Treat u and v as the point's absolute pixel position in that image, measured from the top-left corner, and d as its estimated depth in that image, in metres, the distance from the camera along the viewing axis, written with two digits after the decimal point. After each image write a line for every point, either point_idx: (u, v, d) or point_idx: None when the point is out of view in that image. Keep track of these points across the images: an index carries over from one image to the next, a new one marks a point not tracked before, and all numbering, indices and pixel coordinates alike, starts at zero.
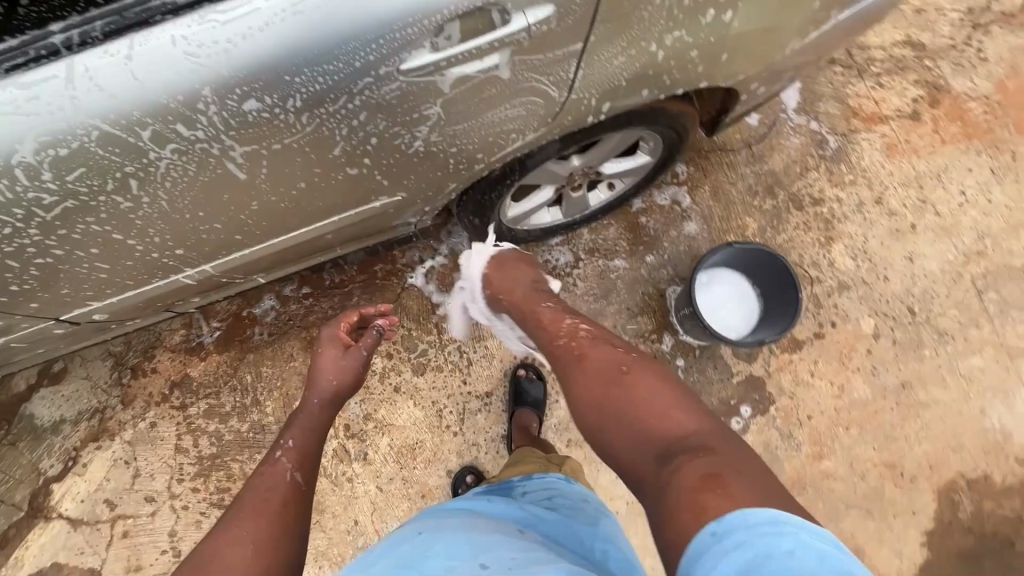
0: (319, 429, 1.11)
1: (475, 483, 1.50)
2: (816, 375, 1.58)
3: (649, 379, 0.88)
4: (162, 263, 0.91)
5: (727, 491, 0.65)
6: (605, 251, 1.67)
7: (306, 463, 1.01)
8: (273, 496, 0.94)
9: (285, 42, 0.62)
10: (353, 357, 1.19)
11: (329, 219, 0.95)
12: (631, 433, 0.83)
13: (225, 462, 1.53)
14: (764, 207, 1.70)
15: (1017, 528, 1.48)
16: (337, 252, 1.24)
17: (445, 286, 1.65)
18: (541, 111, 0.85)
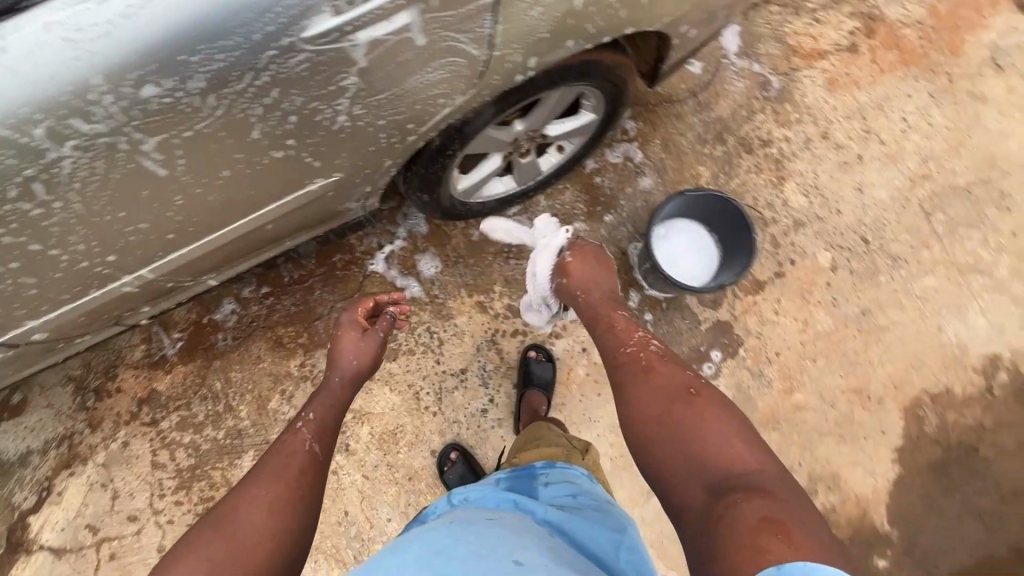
0: (338, 405, 1.23)
1: (459, 458, 1.49)
2: (780, 313, 1.62)
3: (718, 409, 0.98)
4: (95, 272, 0.87)
5: (789, 539, 0.75)
6: (563, 216, 1.66)
7: (325, 435, 1.14)
8: (293, 461, 1.07)
9: (172, 18, 0.60)
10: (371, 340, 1.32)
11: (265, 205, 0.91)
12: (694, 452, 0.94)
13: (205, 472, 1.51)
14: (715, 154, 1.71)
15: (979, 434, 1.55)
16: (288, 242, 1.22)
17: (408, 269, 1.63)
18: (466, 73, 0.83)
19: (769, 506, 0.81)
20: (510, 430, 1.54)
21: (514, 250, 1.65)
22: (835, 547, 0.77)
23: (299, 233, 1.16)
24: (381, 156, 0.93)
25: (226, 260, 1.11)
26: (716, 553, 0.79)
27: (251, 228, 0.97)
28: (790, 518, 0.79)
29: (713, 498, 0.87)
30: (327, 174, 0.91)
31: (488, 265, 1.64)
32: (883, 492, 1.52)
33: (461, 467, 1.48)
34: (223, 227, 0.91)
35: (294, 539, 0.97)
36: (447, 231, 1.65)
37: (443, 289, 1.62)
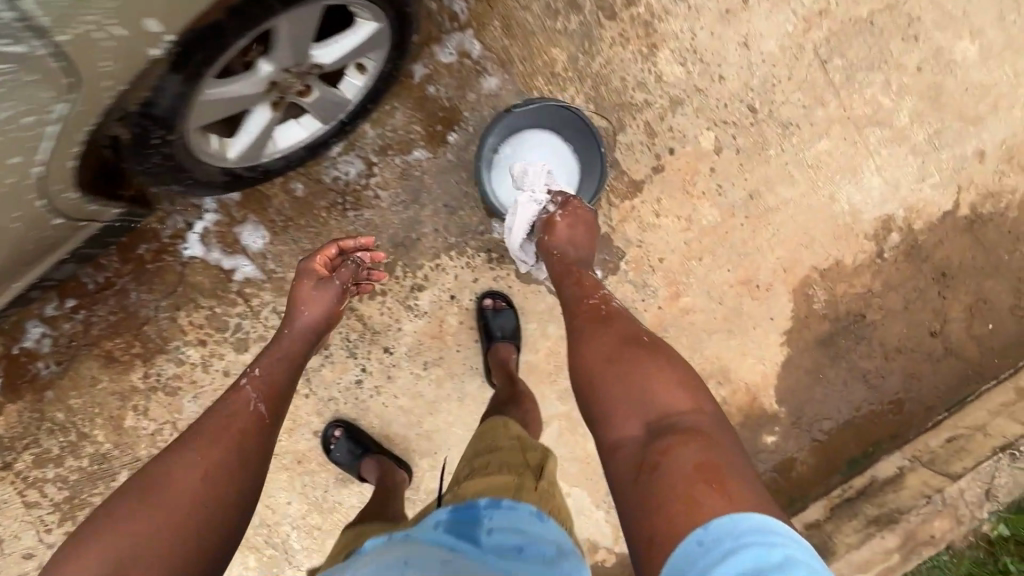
0: (291, 360, 1.13)
1: (343, 435, 1.41)
2: (661, 214, 1.44)
3: (666, 356, 0.97)
4: None
5: (721, 489, 0.77)
6: (399, 145, 1.38)
7: (273, 394, 1.05)
8: (232, 423, 0.97)
9: None
10: (329, 290, 1.20)
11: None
12: (639, 392, 0.92)
13: (84, 500, 1.43)
14: (570, 29, 1.37)
15: (868, 300, 1.51)
16: (16, 289, 1.03)
17: (231, 247, 1.38)
18: (37, 78, 0.75)
19: (703, 452, 0.82)
20: (390, 395, 1.45)
21: (350, 198, 1.39)
22: (760, 493, 0.80)
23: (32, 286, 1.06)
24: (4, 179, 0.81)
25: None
26: (654, 501, 0.80)
27: None
28: (723, 466, 0.81)
29: (652, 441, 0.86)
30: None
31: (325, 223, 1.39)
32: (772, 375, 1.52)
33: (346, 442, 1.40)
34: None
35: (231, 502, 0.91)
36: (265, 191, 1.37)
37: (278, 262, 1.39)
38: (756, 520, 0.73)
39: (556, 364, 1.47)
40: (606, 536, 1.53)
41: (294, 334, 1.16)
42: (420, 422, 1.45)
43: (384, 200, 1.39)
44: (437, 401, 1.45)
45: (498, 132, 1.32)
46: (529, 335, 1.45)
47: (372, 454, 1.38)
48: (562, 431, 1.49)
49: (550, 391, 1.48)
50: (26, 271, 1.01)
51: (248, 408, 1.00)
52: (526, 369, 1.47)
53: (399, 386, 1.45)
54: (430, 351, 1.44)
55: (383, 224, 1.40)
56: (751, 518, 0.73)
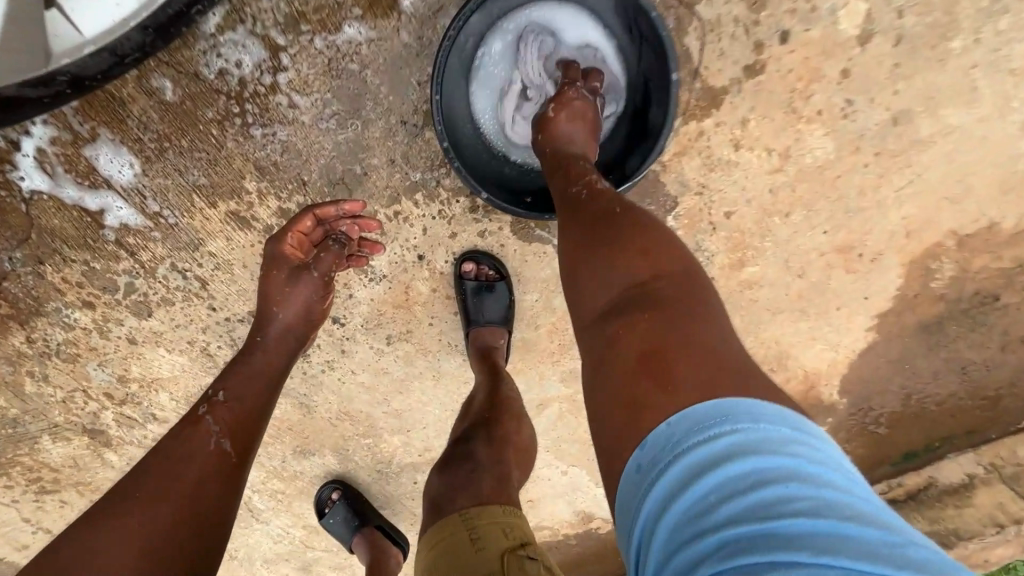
0: (264, 378, 0.87)
1: (341, 498, 1.26)
2: (743, 146, 0.92)
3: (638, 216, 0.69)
4: None
5: (667, 382, 0.54)
6: (317, 14, 0.82)
7: (240, 421, 0.81)
8: (188, 467, 0.74)
9: None
10: (305, 285, 0.91)
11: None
12: (601, 277, 0.65)
13: (12, 459, 1.25)
14: None
15: (1012, 277, 1.06)
16: None
17: (87, 179, 0.92)
18: None
19: (649, 333, 0.58)
20: (346, 371, 1.14)
21: (251, 108, 0.87)
22: (735, 375, 0.55)
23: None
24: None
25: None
26: (592, 396, 0.62)
27: None
28: (679, 347, 0.56)
29: (601, 331, 0.63)
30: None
31: (220, 145, 0.90)
32: (843, 363, 1.16)
33: (342, 510, 1.25)
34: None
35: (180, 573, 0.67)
36: (115, 90, 0.86)
37: (162, 201, 0.95)
38: (703, 409, 0.51)
39: (561, 343, 1.12)
40: (603, 510, 1.36)
41: (269, 338, 0.90)
42: (387, 401, 1.18)
43: (304, 109, 0.88)
44: (408, 378, 1.15)
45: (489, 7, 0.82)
46: (525, 307, 1.08)
47: (367, 530, 1.25)
48: (562, 415, 1.21)
49: (551, 371, 1.15)
50: None
51: (208, 448, 0.77)
52: (521, 346, 1.12)
53: (357, 361, 1.13)
54: (394, 323, 1.08)
55: (308, 150, 0.91)
56: (698, 411, 0.51)
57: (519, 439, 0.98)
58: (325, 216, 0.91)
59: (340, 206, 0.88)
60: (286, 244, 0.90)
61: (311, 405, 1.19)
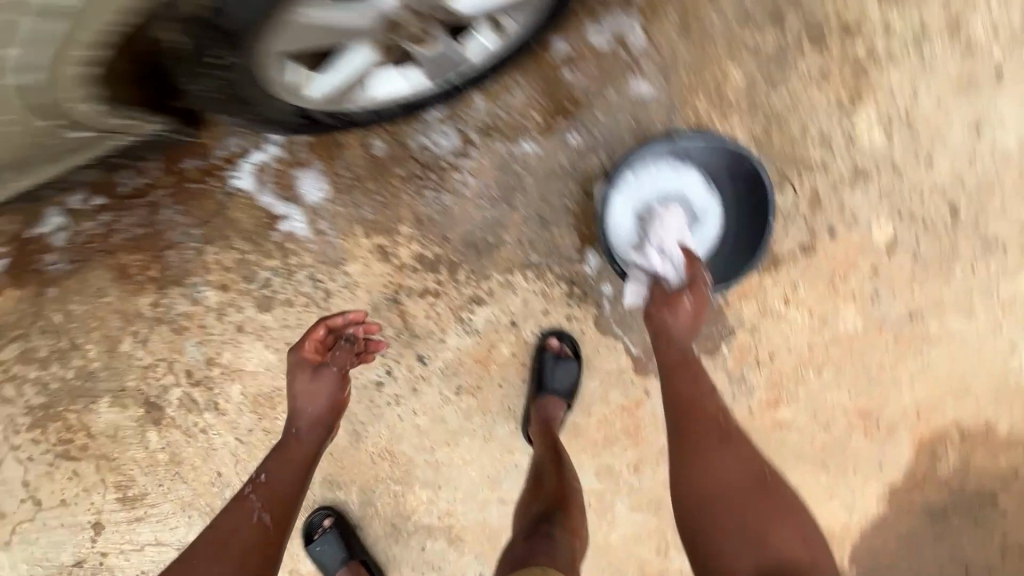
0: (299, 459, 1.03)
1: (332, 527, 1.28)
2: (792, 304, 1.16)
3: (753, 459, 0.90)
4: None
5: None
6: (507, 129, 1.12)
7: (279, 494, 0.98)
8: (236, 542, 0.92)
9: None
10: (325, 379, 1.05)
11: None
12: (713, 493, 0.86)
13: (59, 413, 1.30)
14: (760, 45, 1.06)
15: (1008, 481, 1.21)
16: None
17: (286, 192, 1.17)
18: None
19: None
20: (409, 410, 1.24)
21: (432, 176, 1.15)
22: None
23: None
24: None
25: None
26: None
27: None
28: None
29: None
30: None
31: (397, 195, 1.16)
32: (854, 529, 1.24)
33: (332, 538, 1.27)
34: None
35: None
36: (340, 139, 1.15)
37: (331, 223, 1.18)
38: None
39: (606, 435, 1.24)
40: None
41: (301, 434, 1.04)
42: (433, 450, 1.25)
43: (470, 188, 1.15)
44: (459, 432, 1.25)
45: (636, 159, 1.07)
46: (586, 393, 1.23)
47: (352, 563, 1.26)
48: (587, 512, 1.27)
49: (590, 461, 1.25)
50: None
51: (253, 520, 0.94)
52: (570, 430, 1.24)
53: (422, 403, 1.24)
54: (468, 375, 1.22)
55: (460, 216, 1.16)
56: None
57: (581, 523, 1.05)
58: (336, 327, 1.07)
59: (342, 313, 1.05)
60: (307, 352, 1.06)
61: (362, 435, 1.26)
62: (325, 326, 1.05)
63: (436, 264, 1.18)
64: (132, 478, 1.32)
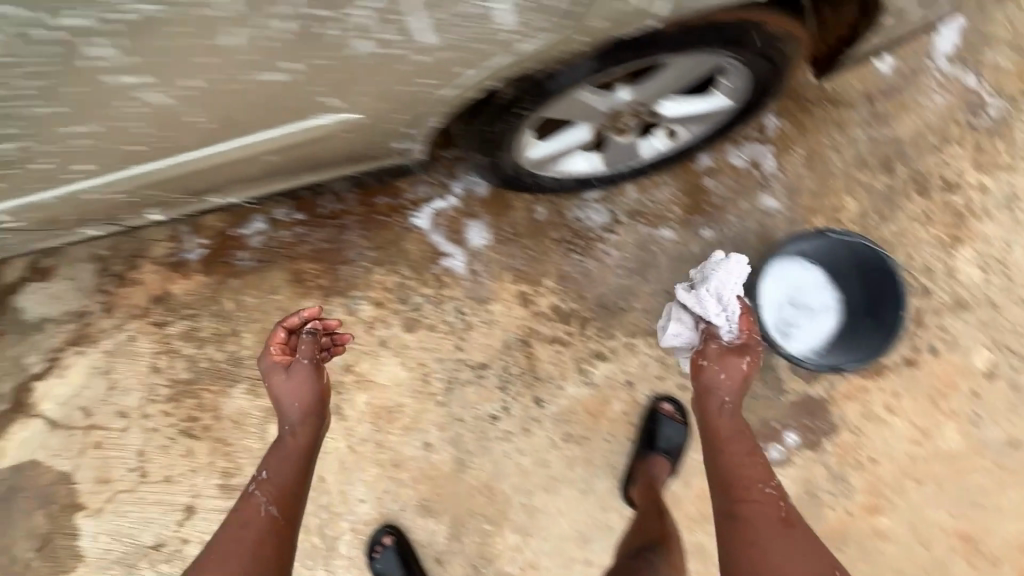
0: (298, 455, 1.05)
1: (392, 545, 1.29)
2: (895, 412, 1.24)
3: (807, 548, 0.85)
4: (67, 176, 0.70)
5: None
6: (651, 216, 1.34)
7: (285, 487, 1.02)
8: (245, 532, 0.97)
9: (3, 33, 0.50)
10: (300, 373, 1.07)
11: (275, 100, 0.63)
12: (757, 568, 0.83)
13: (197, 391, 1.43)
14: (873, 185, 1.29)
15: None
16: (239, 195, 0.99)
17: (454, 235, 1.39)
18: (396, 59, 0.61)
19: None
20: (517, 448, 1.31)
21: (580, 243, 1.35)
22: None
23: (294, 162, 0.85)
24: (445, 59, 0.62)
25: (159, 163, 0.72)
26: None
27: (164, 174, 0.75)
28: None
29: None
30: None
31: (547, 253, 1.36)
32: None
33: (392, 558, 1.28)
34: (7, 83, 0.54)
35: None
36: (510, 200, 1.38)
37: (485, 267, 1.37)
38: None
39: (702, 511, 1.27)
40: None
41: (288, 433, 1.06)
42: (531, 492, 1.30)
43: (611, 258, 1.34)
44: (560, 479, 1.30)
45: (779, 252, 1.14)
46: (688, 464, 1.28)
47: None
48: None
49: (683, 536, 1.26)
50: (259, 186, 0.96)
51: (260, 513, 0.99)
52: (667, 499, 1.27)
53: (530, 444, 1.31)
54: (579, 424, 1.31)
55: (598, 280, 1.34)
56: None
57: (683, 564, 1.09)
58: (295, 327, 1.11)
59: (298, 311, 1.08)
60: (274, 355, 1.10)
61: (466, 465, 1.32)
62: (282, 329, 1.10)
63: (569, 317, 1.33)
64: (240, 467, 1.40)
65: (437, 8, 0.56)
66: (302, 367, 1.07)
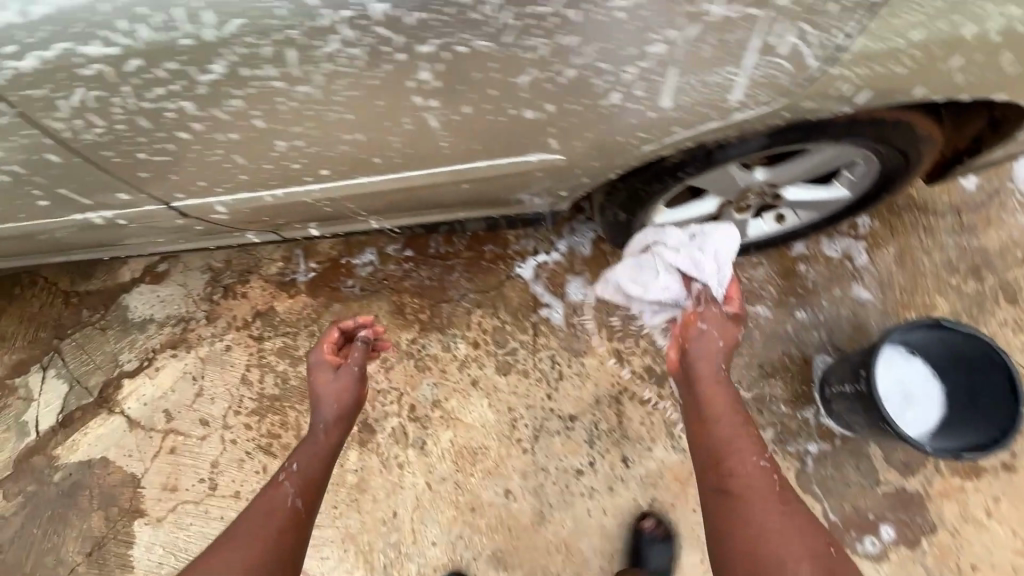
0: (329, 453, 0.99)
1: None
2: (996, 517, 1.21)
3: (802, 523, 0.80)
4: (300, 177, 0.79)
5: None
6: (746, 293, 1.40)
7: (311, 482, 0.95)
8: (268, 523, 0.88)
9: (336, 70, 0.58)
10: (345, 374, 1.04)
11: (509, 133, 0.72)
12: (758, 552, 0.77)
13: (283, 407, 1.45)
14: (962, 289, 1.36)
15: None
16: (394, 221, 1.10)
17: (554, 287, 1.46)
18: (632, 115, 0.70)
19: None
20: (600, 507, 1.29)
21: None
22: None
23: (472, 194, 0.94)
24: (666, 116, 0.70)
25: (377, 175, 0.81)
26: None
27: (373, 191, 0.86)
28: None
29: None
30: (563, 38, 0.57)
31: (643, 315, 1.41)
32: None
33: None
34: (320, 93, 0.61)
35: None
36: (611, 262, 1.46)
37: (583, 321, 1.42)
38: None
39: None
40: None
41: (319, 430, 1.00)
42: (611, 555, 1.27)
43: None
44: None
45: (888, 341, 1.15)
46: None
47: None
48: None
49: None
50: (416, 215, 1.08)
51: (284, 507, 0.90)
52: None
53: (614, 504, 1.29)
54: (665, 490, 1.29)
55: None
56: None
57: None
58: (349, 330, 1.12)
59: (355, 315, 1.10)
60: (326, 352, 1.08)
61: (546, 518, 1.30)
62: (335, 329, 1.11)
63: (661, 379, 1.36)
64: None
65: (691, 73, 0.63)
66: (352, 373, 1.04)
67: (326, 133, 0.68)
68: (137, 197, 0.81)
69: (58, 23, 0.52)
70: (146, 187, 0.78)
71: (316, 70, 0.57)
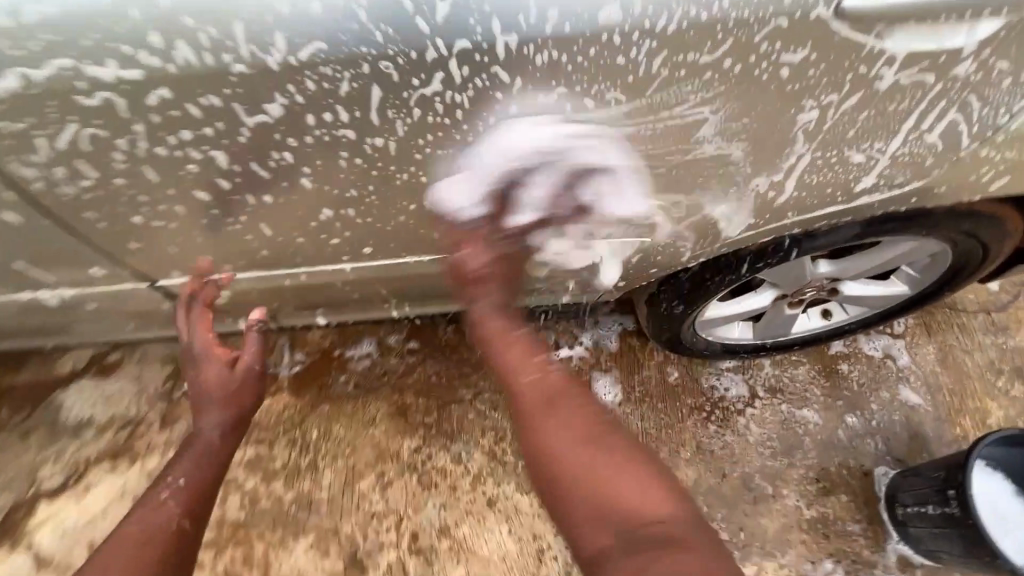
0: (219, 457, 0.74)
1: None
2: None
3: (582, 419, 0.59)
4: (333, 249, 0.64)
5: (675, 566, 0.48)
6: (791, 395, 1.28)
7: (201, 495, 0.70)
8: (121, 554, 0.61)
9: (420, 121, 0.50)
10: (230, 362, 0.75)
11: (600, 206, 0.60)
12: (558, 471, 0.56)
13: (248, 537, 1.15)
14: (1012, 393, 1.28)
15: None
16: (416, 313, 0.94)
17: None
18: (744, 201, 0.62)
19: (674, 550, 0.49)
20: None
21: (718, 413, 1.26)
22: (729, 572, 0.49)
23: (527, 293, 0.80)
24: (786, 196, 0.61)
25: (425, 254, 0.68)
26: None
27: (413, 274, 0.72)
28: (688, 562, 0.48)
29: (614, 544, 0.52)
30: (703, 96, 0.49)
31: (683, 420, 1.25)
32: None
33: None
34: (396, 147, 0.52)
35: None
36: (641, 358, 1.31)
37: None
38: None
39: None
40: None
41: (206, 433, 0.73)
42: None
43: (753, 434, 1.24)
44: None
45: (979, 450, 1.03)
46: None
47: None
48: None
49: None
50: (442, 309, 0.93)
51: (165, 528, 0.65)
52: None
53: None
54: None
55: (742, 457, 1.22)
56: None
57: None
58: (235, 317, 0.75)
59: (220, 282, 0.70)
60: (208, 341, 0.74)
61: None
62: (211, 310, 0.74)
63: (708, 498, 1.18)
64: None
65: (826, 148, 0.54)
66: (250, 371, 0.76)
67: (388, 196, 0.58)
68: (114, 272, 0.67)
69: (62, 36, 0.42)
70: (127, 260, 0.64)
71: (402, 114, 0.49)
